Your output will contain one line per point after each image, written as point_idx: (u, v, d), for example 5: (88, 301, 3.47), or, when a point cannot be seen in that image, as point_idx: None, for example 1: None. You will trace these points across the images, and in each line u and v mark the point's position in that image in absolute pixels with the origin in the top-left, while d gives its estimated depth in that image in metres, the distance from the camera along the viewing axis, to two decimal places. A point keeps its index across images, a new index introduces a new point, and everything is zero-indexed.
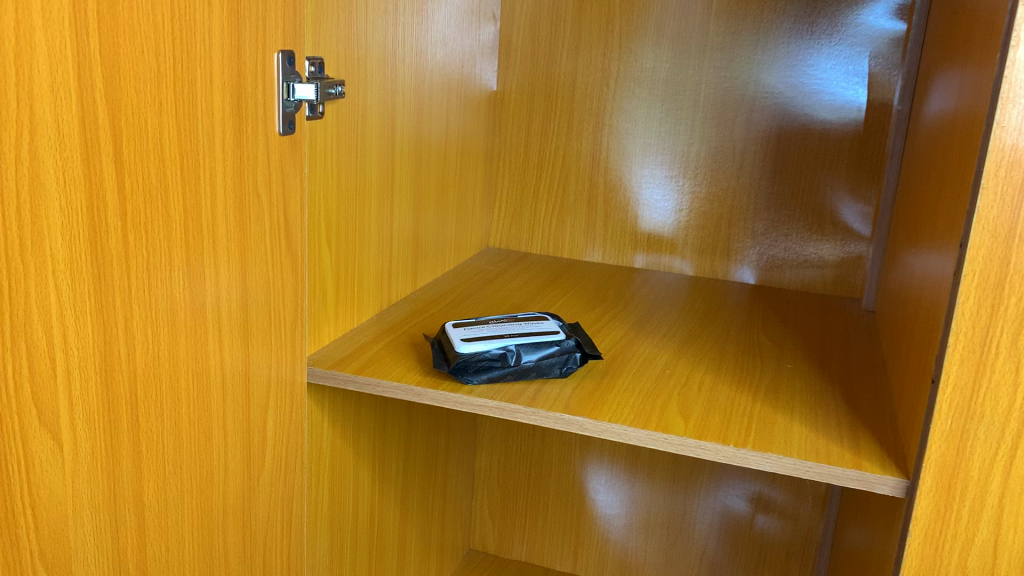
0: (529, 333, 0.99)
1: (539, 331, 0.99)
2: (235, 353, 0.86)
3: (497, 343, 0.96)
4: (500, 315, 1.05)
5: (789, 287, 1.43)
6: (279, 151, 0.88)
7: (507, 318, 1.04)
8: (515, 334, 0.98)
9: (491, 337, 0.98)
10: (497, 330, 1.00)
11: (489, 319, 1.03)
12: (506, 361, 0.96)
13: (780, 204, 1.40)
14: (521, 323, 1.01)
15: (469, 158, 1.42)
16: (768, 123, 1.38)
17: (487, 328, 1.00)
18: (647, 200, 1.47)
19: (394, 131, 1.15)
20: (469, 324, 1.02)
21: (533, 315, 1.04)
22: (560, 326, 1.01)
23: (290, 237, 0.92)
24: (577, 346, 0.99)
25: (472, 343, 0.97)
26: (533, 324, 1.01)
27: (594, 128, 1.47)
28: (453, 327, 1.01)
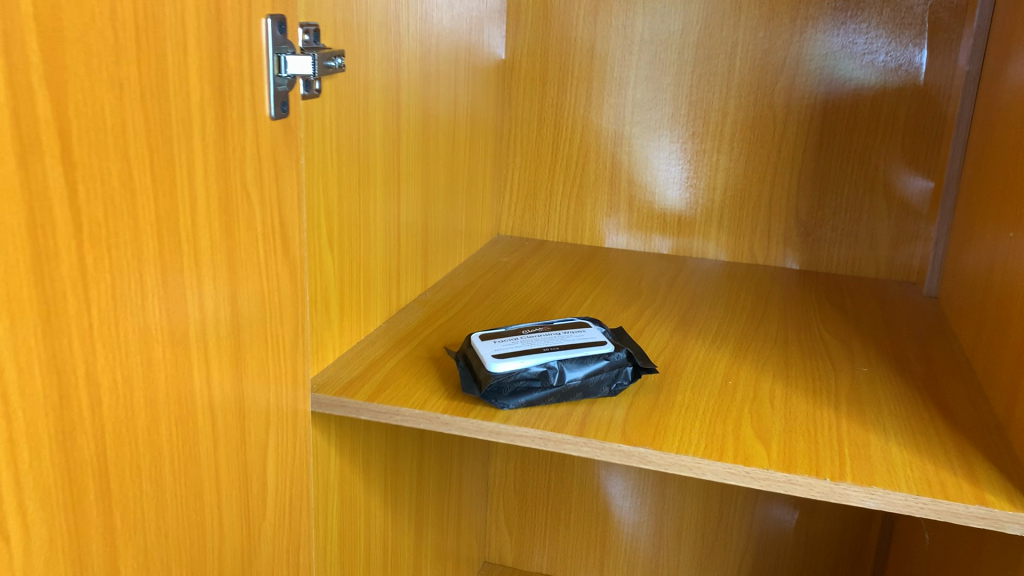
0: (572, 345, 0.84)
1: (583, 343, 0.84)
2: (228, 388, 0.71)
3: (536, 360, 0.82)
4: (533, 323, 0.91)
5: (838, 273, 1.28)
6: (272, 139, 0.73)
7: (542, 327, 0.89)
8: (556, 348, 0.83)
9: (528, 352, 0.83)
10: (533, 343, 0.85)
11: (521, 329, 0.88)
12: (548, 382, 0.82)
13: (828, 181, 1.26)
14: (560, 334, 0.87)
15: (477, 137, 1.26)
16: (814, 90, 1.23)
17: (521, 341, 0.86)
18: (676, 178, 1.31)
19: (399, 108, 0.99)
20: (499, 336, 0.87)
21: (572, 322, 0.90)
22: (605, 335, 0.87)
23: (288, 242, 0.77)
24: (627, 359, 0.84)
25: (506, 360, 0.82)
26: (574, 334, 0.86)
27: (617, 100, 1.31)
28: (480, 341, 0.86)
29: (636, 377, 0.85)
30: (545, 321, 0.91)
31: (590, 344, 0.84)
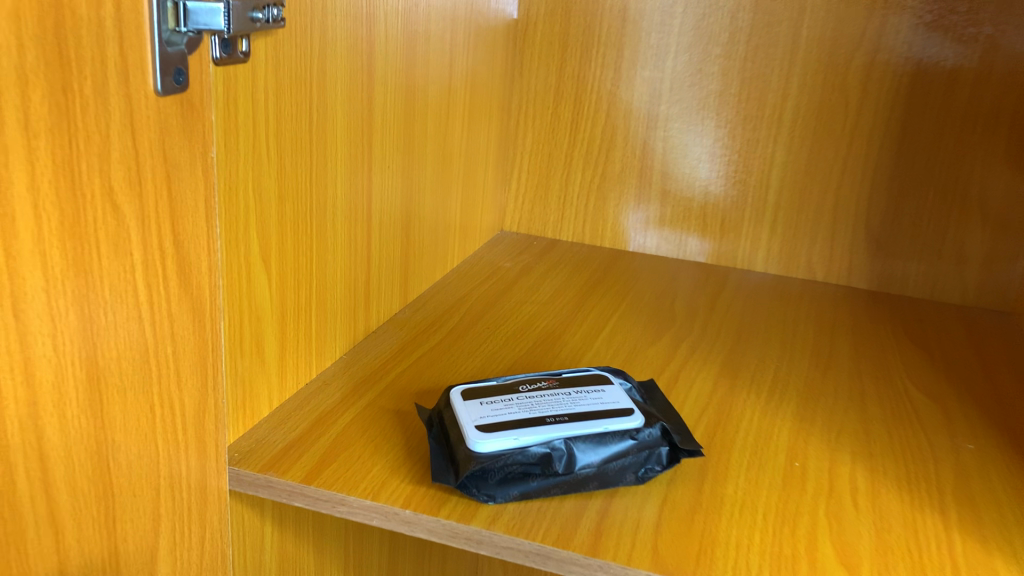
0: (588, 416, 0.62)
1: (603, 413, 0.62)
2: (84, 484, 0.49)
3: (537, 437, 0.59)
4: (535, 375, 0.68)
5: (914, 296, 1.05)
6: (161, 124, 0.49)
7: (548, 383, 0.66)
8: (566, 420, 0.61)
9: (527, 423, 0.60)
10: (534, 409, 0.62)
11: (519, 385, 0.66)
12: (551, 469, 0.59)
13: (909, 183, 1.02)
14: (572, 396, 0.64)
15: (478, 113, 1.03)
16: (900, 70, 0.99)
17: (519, 404, 0.63)
18: (720, 173, 1.08)
19: (373, 77, 0.76)
20: (489, 396, 0.64)
21: (587, 378, 0.67)
22: (632, 400, 0.64)
23: (191, 270, 0.54)
24: (662, 438, 0.62)
25: (495, 436, 0.59)
26: (591, 398, 0.64)
27: (652, 73, 1.07)
28: (463, 402, 0.64)
29: (671, 463, 0.62)
30: (550, 373, 0.68)
31: (613, 414, 0.62)
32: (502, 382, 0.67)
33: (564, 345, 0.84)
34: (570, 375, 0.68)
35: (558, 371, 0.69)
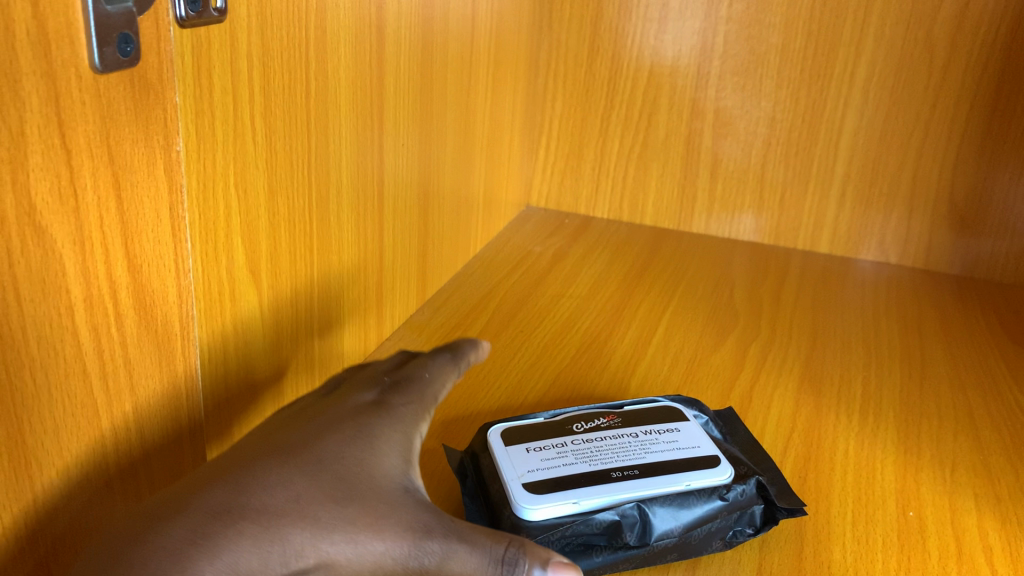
0: (663, 469, 0.50)
1: (681, 464, 0.50)
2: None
3: (602, 501, 0.47)
4: (590, 410, 0.56)
5: (1002, 281, 0.92)
6: (103, 113, 0.36)
7: (606, 421, 0.54)
8: (636, 475, 0.49)
9: (588, 479, 0.48)
10: (595, 459, 0.50)
11: (572, 425, 0.54)
12: (621, 540, 0.47)
13: (1003, 152, 0.88)
14: (639, 441, 0.52)
15: (503, 74, 0.89)
16: (1000, 18, 0.83)
17: (575, 453, 0.51)
18: (778, 140, 0.94)
19: (384, 34, 0.61)
20: (536, 439, 0.52)
21: (655, 414, 0.55)
22: (714, 446, 0.52)
23: (156, 300, 0.42)
24: (756, 494, 0.50)
25: (550, 498, 0.47)
26: (663, 443, 0.52)
27: (702, 25, 0.92)
28: (504, 448, 0.51)
29: (767, 525, 0.50)
30: (607, 408, 0.57)
31: (693, 467, 0.50)
32: (551, 419, 0.55)
33: (612, 351, 0.72)
34: (633, 410, 0.56)
35: (616, 404, 0.57)
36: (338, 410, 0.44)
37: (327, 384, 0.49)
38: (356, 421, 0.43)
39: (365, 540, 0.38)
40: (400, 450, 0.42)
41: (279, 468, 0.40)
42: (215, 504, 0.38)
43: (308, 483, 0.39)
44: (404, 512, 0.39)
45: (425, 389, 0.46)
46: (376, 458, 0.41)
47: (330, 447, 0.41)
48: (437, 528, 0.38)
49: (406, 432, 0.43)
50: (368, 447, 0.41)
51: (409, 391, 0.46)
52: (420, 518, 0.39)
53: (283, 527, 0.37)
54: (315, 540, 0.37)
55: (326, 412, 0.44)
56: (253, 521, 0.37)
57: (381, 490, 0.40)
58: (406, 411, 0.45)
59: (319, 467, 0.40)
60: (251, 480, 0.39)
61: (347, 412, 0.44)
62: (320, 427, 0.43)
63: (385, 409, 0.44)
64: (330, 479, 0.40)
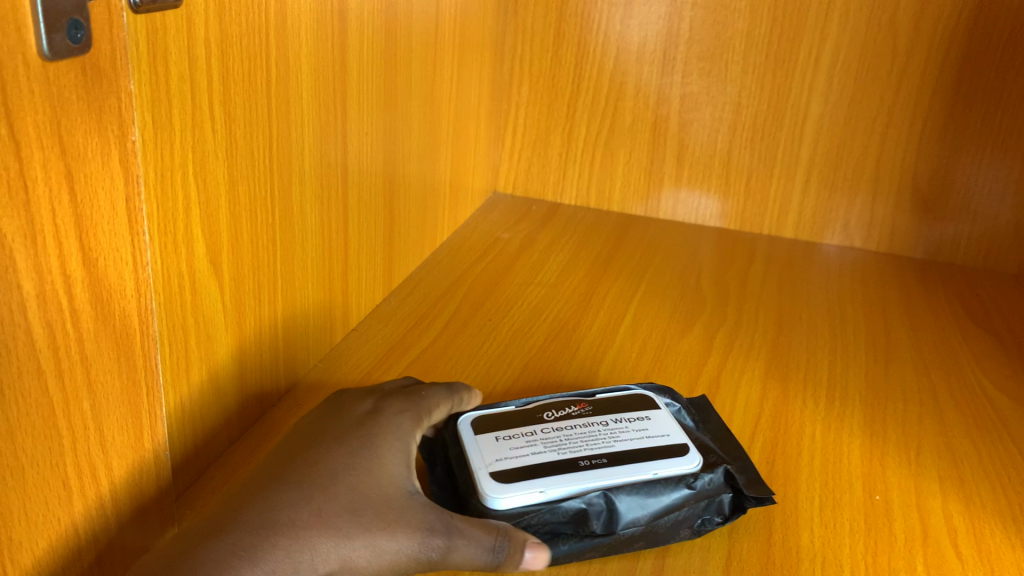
0: (632, 457, 0.49)
1: (651, 452, 0.50)
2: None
3: (569, 490, 0.47)
4: (561, 397, 0.56)
5: (964, 265, 0.94)
6: (54, 102, 0.35)
7: (577, 410, 0.54)
8: (605, 463, 0.49)
9: (557, 468, 0.48)
10: (564, 448, 0.50)
11: (542, 413, 0.54)
12: (587, 529, 0.47)
13: (965, 135, 0.88)
14: (608, 430, 0.52)
15: (469, 60, 0.88)
16: (962, 2, 0.84)
17: (545, 442, 0.51)
18: (744, 125, 0.94)
19: (346, 18, 0.60)
20: (506, 427, 0.52)
21: (626, 402, 0.55)
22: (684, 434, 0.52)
23: (113, 295, 0.40)
24: (724, 482, 0.50)
25: (517, 487, 0.47)
26: (633, 431, 0.52)
27: (668, 10, 0.91)
28: (473, 436, 0.51)
29: (734, 513, 0.50)
30: (579, 396, 0.56)
31: (662, 456, 0.50)
32: (522, 406, 0.55)
33: (582, 338, 0.72)
34: (605, 397, 0.56)
35: (588, 391, 0.57)
36: (340, 426, 0.48)
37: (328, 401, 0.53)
38: (360, 434, 0.47)
39: (382, 542, 0.42)
40: (400, 458, 0.46)
41: (294, 483, 0.43)
42: (241, 523, 0.41)
43: (324, 492, 0.43)
44: (412, 513, 0.43)
45: (420, 407, 0.51)
46: (381, 468, 0.45)
47: (339, 459, 0.45)
48: (440, 524, 0.43)
49: (404, 439, 0.48)
50: (373, 458, 0.45)
51: (405, 408, 0.50)
52: (427, 517, 0.43)
53: (309, 537, 0.41)
54: (338, 545, 0.41)
55: (329, 430, 0.48)
56: (280, 531, 0.41)
57: (389, 494, 0.44)
58: (403, 423, 0.49)
59: (331, 478, 0.44)
60: (273, 498, 0.42)
61: (349, 427, 0.48)
62: (324, 443, 0.46)
63: (384, 421, 0.48)
64: (344, 489, 0.43)
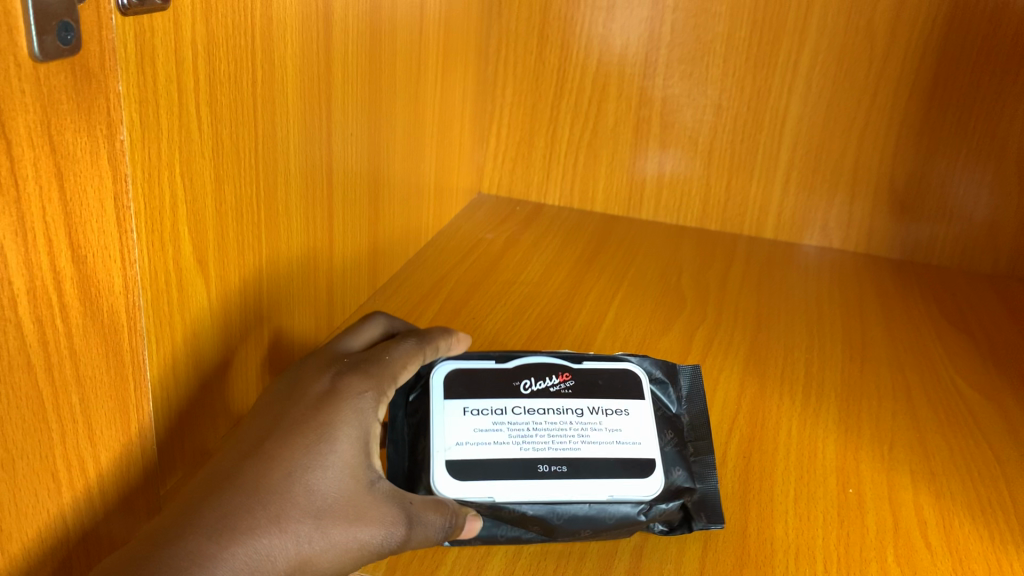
0: (592, 468, 0.49)
1: (613, 464, 0.50)
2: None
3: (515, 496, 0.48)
4: (548, 361, 0.55)
5: (939, 264, 0.96)
6: (44, 102, 0.36)
7: (556, 386, 0.53)
8: (562, 472, 0.49)
9: (511, 469, 0.49)
10: (527, 440, 0.50)
11: (520, 385, 0.53)
12: (527, 526, 0.49)
13: (941, 138, 0.90)
14: (579, 424, 0.51)
15: (453, 62, 0.89)
16: (937, 7, 0.85)
17: (511, 428, 0.51)
18: (725, 127, 0.95)
19: (331, 20, 0.61)
20: (479, 399, 0.52)
21: (611, 384, 0.54)
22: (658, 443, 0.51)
23: (102, 293, 0.41)
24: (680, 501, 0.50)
25: (464, 488, 0.48)
26: (605, 431, 0.51)
27: (649, 13, 0.92)
28: (443, 405, 0.51)
29: (680, 528, 0.51)
30: (566, 362, 0.55)
31: (624, 473, 0.49)
32: (503, 368, 0.54)
33: (564, 336, 0.73)
34: (592, 370, 0.54)
35: (578, 354, 0.56)
36: (302, 403, 0.47)
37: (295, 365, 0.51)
38: (317, 419, 0.45)
39: (343, 542, 0.43)
40: (360, 446, 0.46)
41: (255, 477, 0.43)
42: (205, 526, 0.41)
43: (286, 491, 0.43)
44: (374, 511, 0.44)
45: (384, 377, 0.49)
46: (340, 460, 0.45)
47: (296, 455, 0.44)
48: (402, 515, 0.45)
49: (365, 421, 0.47)
50: (332, 451, 0.45)
51: (369, 376, 0.48)
52: (388, 514, 0.44)
53: (270, 547, 0.41)
54: (299, 550, 0.42)
55: (290, 406, 0.47)
56: (244, 536, 0.41)
57: (351, 490, 0.44)
58: (364, 399, 0.47)
59: (289, 478, 0.43)
60: (227, 505, 0.42)
61: (311, 405, 0.47)
62: (285, 426, 0.45)
63: (344, 402, 0.47)
64: (302, 491, 0.43)
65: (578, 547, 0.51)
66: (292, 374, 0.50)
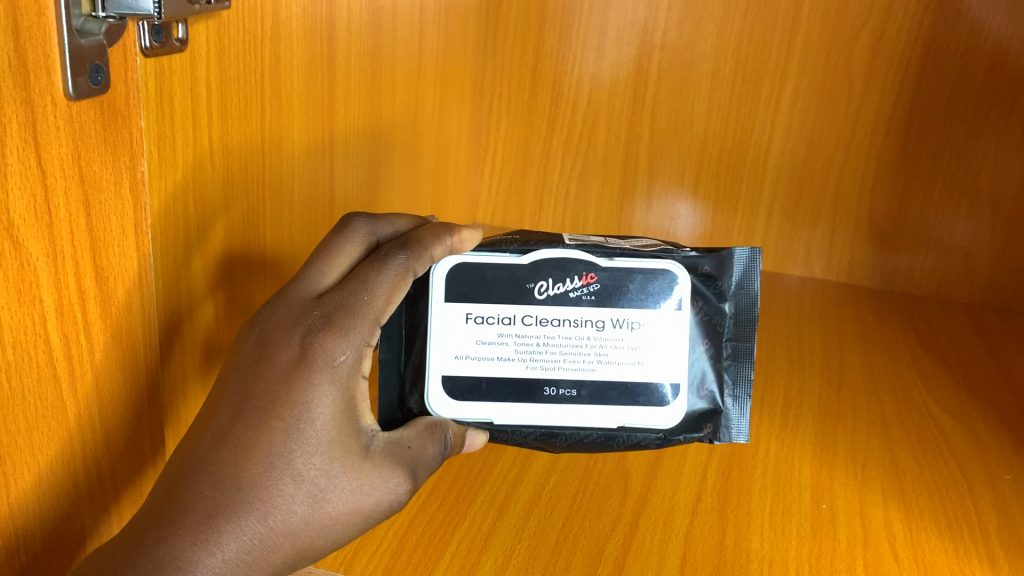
0: (598, 391, 0.57)
1: (624, 386, 0.57)
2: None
3: (521, 412, 0.57)
4: (573, 257, 0.57)
5: (918, 293, 0.99)
6: (76, 136, 0.39)
7: (578, 290, 0.57)
8: (569, 396, 0.57)
9: (520, 388, 0.56)
10: (536, 357, 0.56)
11: (536, 289, 0.56)
12: (530, 435, 0.58)
13: (916, 172, 0.94)
14: (598, 339, 0.56)
15: (449, 97, 0.92)
16: (910, 48, 0.90)
17: (522, 339, 0.56)
18: (710, 160, 0.99)
19: (335, 59, 0.65)
20: (486, 305, 0.56)
21: (641, 291, 0.57)
22: (665, 356, 0.57)
23: (120, 310, 0.45)
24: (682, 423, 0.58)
25: (473, 404, 0.56)
26: (624, 349, 0.56)
27: (637, 52, 0.97)
28: (448, 307, 0.56)
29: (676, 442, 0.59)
30: (593, 258, 0.57)
31: (628, 399, 0.57)
32: (520, 264, 0.57)
33: None
34: (621, 270, 0.57)
35: (610, 248, 0.57)
36: (278, 371, 0.46)
37: (269, 307, 0.50)
38: (290, 401, 0.46)
39: (340, 513, 0.47)
40: (340, 419, 0.47)
41: (242, 466, 0.45)
42: (195, 528, 0.43)
43: (277, 478, 0.45)
44: (366, 483, 0.48)
45: (359, 338, 0.48)
46: (321, 437, 0.46)
47: (275, 443, 0.45)
48: (392, 478, 0.49)
49: (342, 390, 0.47)
50: (312, 430, 0.46)
51: (345, 333, 0.48)
52: (380, 484, 0.48)
53: (268, 534, 0.45)
54: (297, 530, 0.46)
55: (265, 375, 0.47)
56: (240, 528, 0.44)
57: (341, 466, 0.47)
58: (340, 363, 0.47)
59: (271, 467, 0.45)
60: (212, 504, 0.44)
61: (287, 375, 0.46)
62: (263, 402, 0.46)
63: (319, 374, 0.46)
64: (290, 479, 0.45)
65: (563, 556, 0.53)
66: (266, 319, 0.49)
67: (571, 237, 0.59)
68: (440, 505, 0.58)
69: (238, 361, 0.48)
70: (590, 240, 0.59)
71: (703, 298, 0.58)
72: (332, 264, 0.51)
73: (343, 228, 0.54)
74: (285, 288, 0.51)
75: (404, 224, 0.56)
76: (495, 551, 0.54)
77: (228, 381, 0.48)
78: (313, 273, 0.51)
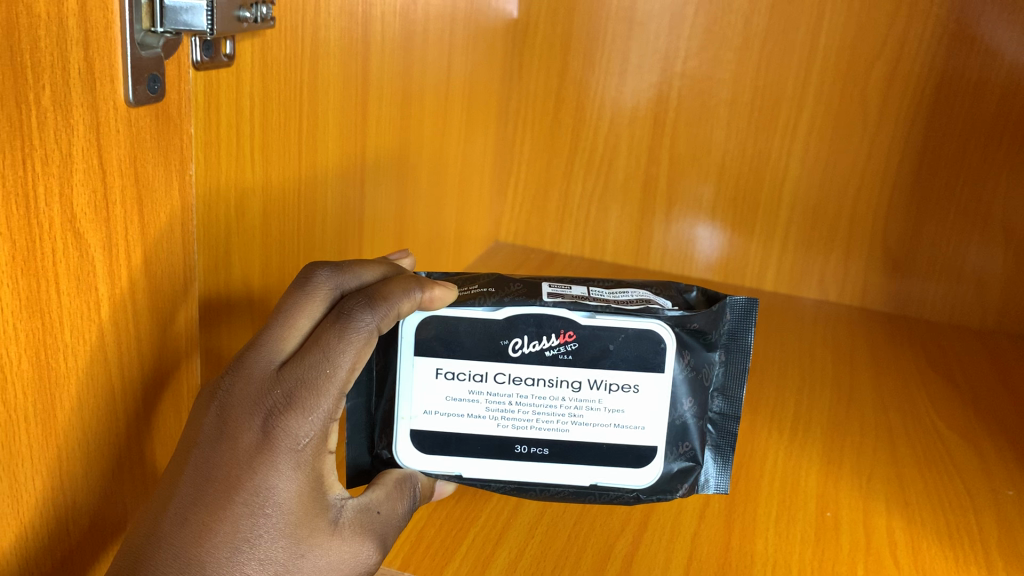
0: (572, 453, 0.55)
1: (599, 447, 0.55)
2: (19, 553, 0.42)
3: (491, 470, 0.55)
4: (551, 313, 0.54)
5: (931, 318, 1.01)
6: (134, 139, 0.43)
7: (554, 349, 0.54)
8: (540, 455, 0.55)
9: (490, 446, 0.55)
10: (506, 416, 0.54)
11: (509, 346, 0.54)
12: (501, 490, 0.56)
13: (929, 199, 0.96)
14: (573, 401, 0.55)
15: (476, 120, 0.96)
16: (924, 79, 0.92)
17: (492, 398, 0.54)
18: (728, 185, 1.02)
19: (368, 79, 0.68)
20: (457, 361, 0.54)
21: (622, 351, 0.54)
22: (644, 416, 0.55)
23: (160, 305, 0.48)
24: (659, 481, 0.56)
25: (439, 461, 0.55)
26: (600, 410, 0.55)
27: (658, 79, 1.00)
28: (416, 362, 0.54)
29: (654, 500, 0.58)
30: (573, 315, 0.54)
31: (601, 461, 0.55)
32: (494, 318, 0.54)
33: None
34: (602, 328, 0.54)
35: (592, 304, 0.55)
36: (238, 452, 0.45)
37: (227, 374, 0.47)
38: (252, 487, 0.44)
39: None
40: (305, 500, 0.46)
41: (203, 556, 0.44)
42: None
43: (240, 564, 0.44)
44: (335, 558, 0.47)
45: (325, 416, 0.46)
46: (287, 519, 0.45)
47: (238, 530, 0.44)
48: (362, 549, 0.48)
49: (308, 470, 0.46)
50: (277, 514, 0.45)
51: (309, 412, 0.46)
52: (351, 557, 0.48)
53: None
54: None
55: (226, 455, 0.45)
56: None
57: (308, 544, 0.46)
58: (304, 445, 0.46)
59: (235, 554, 0.44)
60: None
61: (250, 458, 0.45)
62: (225, 486, 0.44)
63: (281, 459, 0.45)
64: (254, 564, 0.44)
65: (574, 552, 0.56)
66: (225, 390, 0.46)
67: (551, 286, 0.57)
68: (457, 501, 0.61)
69: (197, 434, 0.46)
70: (571, 291, 0.56)
71: (691, 351, 0.55)
72: (293, 327, 0.48)
73: (306, 281, 0.50)
74: (244, 352, 0.47)
75: (373, 273, 0.52)
76: (509, 545, 0.56)
77: (187, 452, 0.46)
78: (274, 336, 0.48)
